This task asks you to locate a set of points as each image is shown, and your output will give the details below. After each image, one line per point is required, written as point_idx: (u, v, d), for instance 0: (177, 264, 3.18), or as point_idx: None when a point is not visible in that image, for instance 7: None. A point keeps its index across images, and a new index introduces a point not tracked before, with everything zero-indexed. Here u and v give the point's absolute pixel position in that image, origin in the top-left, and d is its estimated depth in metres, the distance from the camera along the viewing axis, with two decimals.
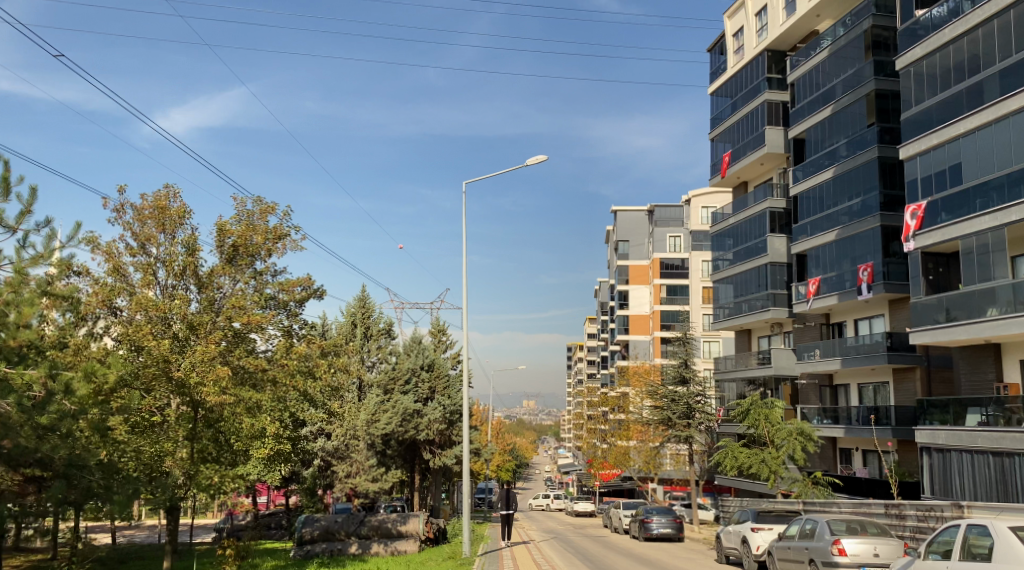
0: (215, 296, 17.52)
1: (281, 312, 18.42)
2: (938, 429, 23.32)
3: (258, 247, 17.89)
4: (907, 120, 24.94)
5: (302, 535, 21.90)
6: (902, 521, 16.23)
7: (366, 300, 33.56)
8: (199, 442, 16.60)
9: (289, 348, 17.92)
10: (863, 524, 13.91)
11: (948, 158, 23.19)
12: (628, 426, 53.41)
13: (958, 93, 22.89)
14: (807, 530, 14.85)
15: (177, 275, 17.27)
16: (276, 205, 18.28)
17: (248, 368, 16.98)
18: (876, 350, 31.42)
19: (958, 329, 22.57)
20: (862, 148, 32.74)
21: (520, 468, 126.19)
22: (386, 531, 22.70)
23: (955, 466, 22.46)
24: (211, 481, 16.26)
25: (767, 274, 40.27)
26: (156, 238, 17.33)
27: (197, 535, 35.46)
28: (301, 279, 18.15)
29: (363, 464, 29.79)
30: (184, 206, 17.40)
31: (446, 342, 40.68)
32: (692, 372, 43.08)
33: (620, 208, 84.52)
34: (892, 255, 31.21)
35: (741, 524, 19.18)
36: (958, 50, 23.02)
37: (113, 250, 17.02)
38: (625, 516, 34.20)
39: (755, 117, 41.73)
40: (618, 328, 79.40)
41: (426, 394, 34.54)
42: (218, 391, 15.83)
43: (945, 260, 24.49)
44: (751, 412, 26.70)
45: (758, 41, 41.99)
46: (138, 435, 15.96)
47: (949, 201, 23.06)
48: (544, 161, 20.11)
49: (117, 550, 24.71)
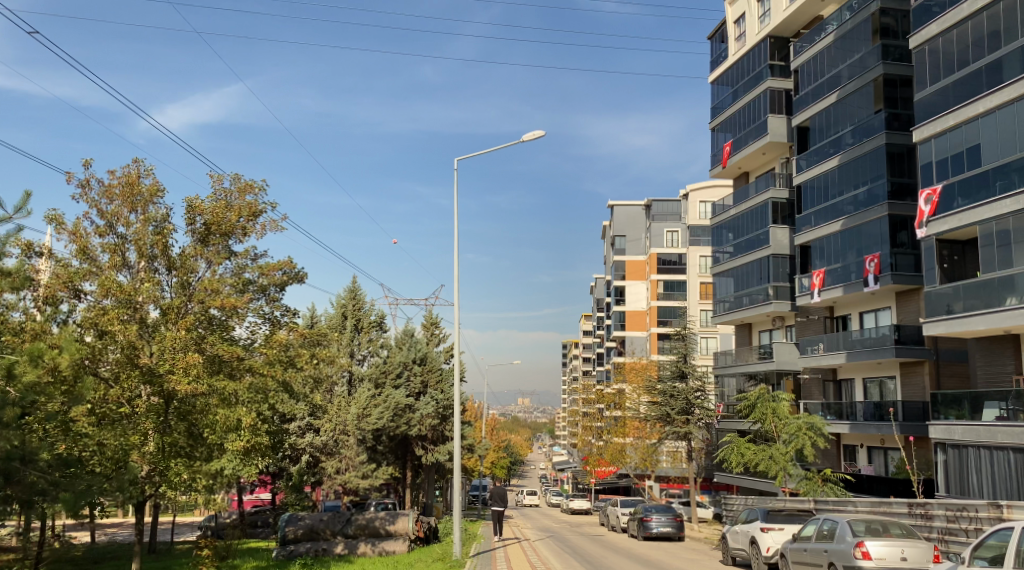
0: (190, 278, 16.46)
1: (261, 297, 17.32)
2: (954, 424, 22.21)
3: (233, 226, 16.74)
4: (922, 101, 23.85)
5: (286, 535, 20.71)
6: (929, 522, 15.00)
7: (358, 292, 31.99)
8: (170, 435, 15.44)
9: (271, 337, 16.94)
10: (886, 525, 12.79)
11: (965, 139, 22.08)
12: (626, 423, 52.34)
13: (977, 71, 21.79)
14: (825, 532, 13.72)
15: (146, 254, 16.16)
16: (256, 182, 17.23)
17: (225, 357, 15.97)
18: (883, 343, 30.32)
19: (974, 319, 21.54)
20: (868, 135, 31.64)
21: (515, 466, 125.02)
22: (373, 531, 21.47)
23: (972, 462, 21.52)
24: (181, 478, 15.40)
25: (769, 266, 39.22)
26: (125, 217, 16.18)
27: (178, 533, 34.19)
28: (281, 263, 17.06)
29: (352, 460, 28.50)
30: (157, 182, 16.32)
31: (438, 335, 39.63)
32: (692, 367, 42.03)
33: (618, 203, 83.48)
34: (900, 246, 30.16)
35: (749, 524, 17.96)
36: (976, 26, 21.85)
37: (80, 231, 15.94)
38: (623, 514, 33.00)
39: (756, 105, 40.62)
40: (614, 324, 78.74)
41: (418, 388, 33.48)
42: (190, 380, 14.97)
43: (960, 247, 23.41)
44: (759, 407, 25.62)
45: (760, 27, 40.90)
46: (103, 427, 14.79)
47: (965, 184, 21.99)
48: (541, 137, 18.73)
49: (92, 549, 23.67)
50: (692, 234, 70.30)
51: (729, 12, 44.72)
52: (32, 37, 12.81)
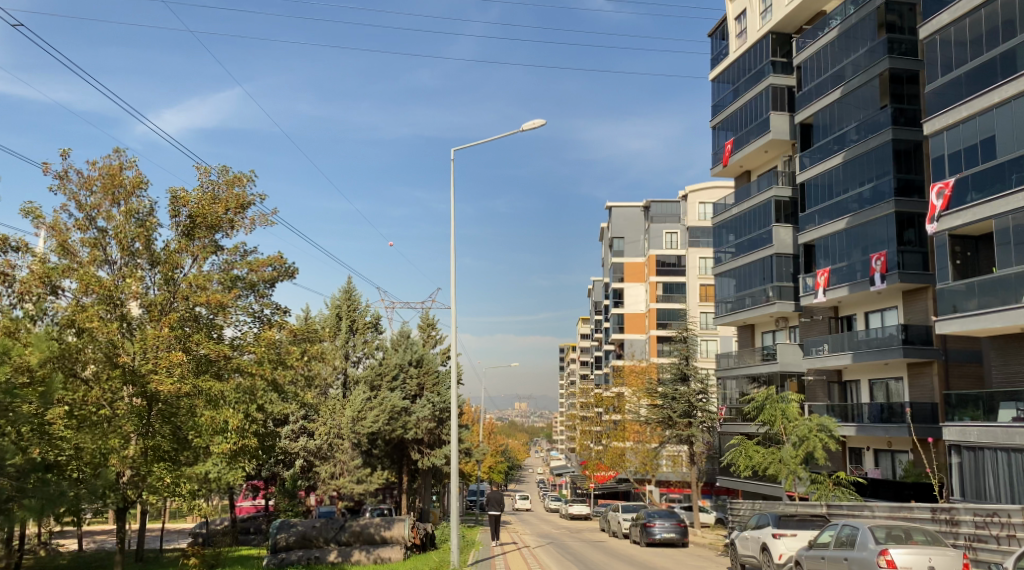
0: (175, 274, 15.75)
1: (249, 294, 16.59)
2: (969, 425, 21.47)
3: (221, 220, 16.00)
4: (933, 93, 23.19)
5: (276, 542, 20.04)
6: (956, 528, 14.23)
7: (353, 293, 31.02)
8: (152, 438, 14.87)
9: (260, 335, 16.13)
10: (909, 531, 12.09)
11: (979, 130, 21.39)
12: (625, 427, 51.65)
13: (991, 61, 21.13)
14: (844, 538, 13.00)
15: (127, 248, 15.42)
16: (244, 174, 16.50)
17: (212, 356, 15.32)
18: (890, 344, 29.63)
19: (991, 317, 20.77)
20: (874, 131, 30.95)
21: (512, 470, 124.01)
22: (368, 538, 20.57)
23: (989, 465, 20.78)
24: (164, 483, 14.78)
25: (772, 266, 38.51)
26: (105, 209, 15.43)
27: (168, 540, 33.36)
28: (271, 258, 16.31)
29: (347, 465, 27.72)
30: (141, 174, 15.58)
31: (435, 337, 38.86)
32: (694, 370, 41.29)
33: (615, 204, 82.72)
34: (907, 243, 29.44)
35: (760, 529, 17.21)
36: (990, 14, 21.22)
37: (59, 224, 15.20)
38: (624, 519, 32.29)
39: (758, 103, 39.98)
40: (612, 327, 78.00)
41: (415, 391, 32.69)
42: (174, 380, 14.36)
43: (973, 243, 22.68)
44: (768, 409, 24.82)
45: (762, 23, 40.30)
46: (82, 430, 14.02)
47: (979, 178, 21.29)
48: (542, 125, 17.74)
49: (77, 557, 22.93)
50: (692, 236, 69.52)
51: (731, 8, 44.07)
52: (14, 28, 12.08)
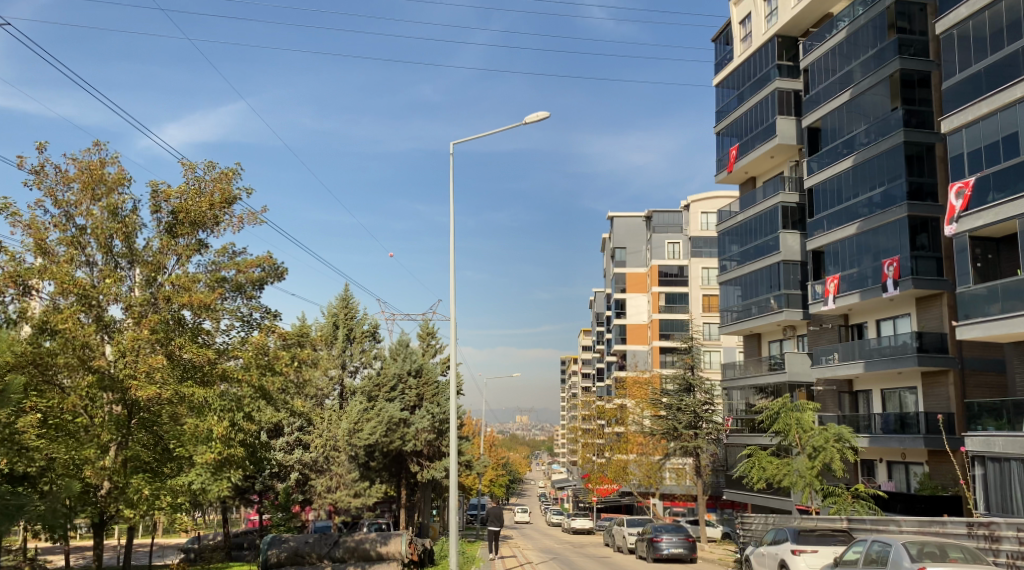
0: (158, 274, 14.89)
1: (237, 297, 15.73)
2: (994, 435, 20.40)
3: (205, 217, 15.12)
4: (951, 90, 22.36)
5: (268, 559, 19.27)
6: (998, 545, 13.26)
7: (350, 300, 30.20)
8: (130, 446, 13.89)
9: (247, 340, 15.26)
10: (945, 548, 11.13)
11: (1001, 126, 20.51)
12: (628, 439, 50.50)
13: (1013, 54, 20.31)
14: (875, 556, 12.02)
15: (105, 246, 14.50)
16: (233, 170, 15.67)
17: (197, 361, 14.41)
18: (904, 352, 28.68)
19: (1016, 321, 19.79)
20: (885, 133, 30.14)
21: (514, 483, 122.71)
22: (364, 554, 19.36)
23: (1016, 477, 19.80)
24: (143, 495, 13.72)
25: (779, 273, 37.58)
26: (82, 205, 14.54)
27: (157, 556, 32.26)
28: (260, 259, 15.46)
29: (344, 477, 26.61)
30: (123, 170, 14.73)
31: (435, 346, 37.97)
32: (699, 380, 40.34)
33: (615, 214, 82.06)
34: (920, 249, 28.50)
35: (777, 545, 16.21)
36: (1012, 7, 20.44)
37: (37, 223, 14.34)
38: (630, 534, 31.17)
39: (764, 107, 39.20)
40: (615, 338, 77.03)
41: (413, 401, 31.32)
42: (154, 385, 13.48)
43: (993, 246, 21.85)
44: (782, 418, 23.76)
45: (767, 27, 39.61)
46: (55, 440, 13.28)
47: (1001, 177, 20.43)
48: (545, 118, 16.72)
49: None
50: (694, 245, 68.63)
51: (735, 12, 43.41)
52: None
